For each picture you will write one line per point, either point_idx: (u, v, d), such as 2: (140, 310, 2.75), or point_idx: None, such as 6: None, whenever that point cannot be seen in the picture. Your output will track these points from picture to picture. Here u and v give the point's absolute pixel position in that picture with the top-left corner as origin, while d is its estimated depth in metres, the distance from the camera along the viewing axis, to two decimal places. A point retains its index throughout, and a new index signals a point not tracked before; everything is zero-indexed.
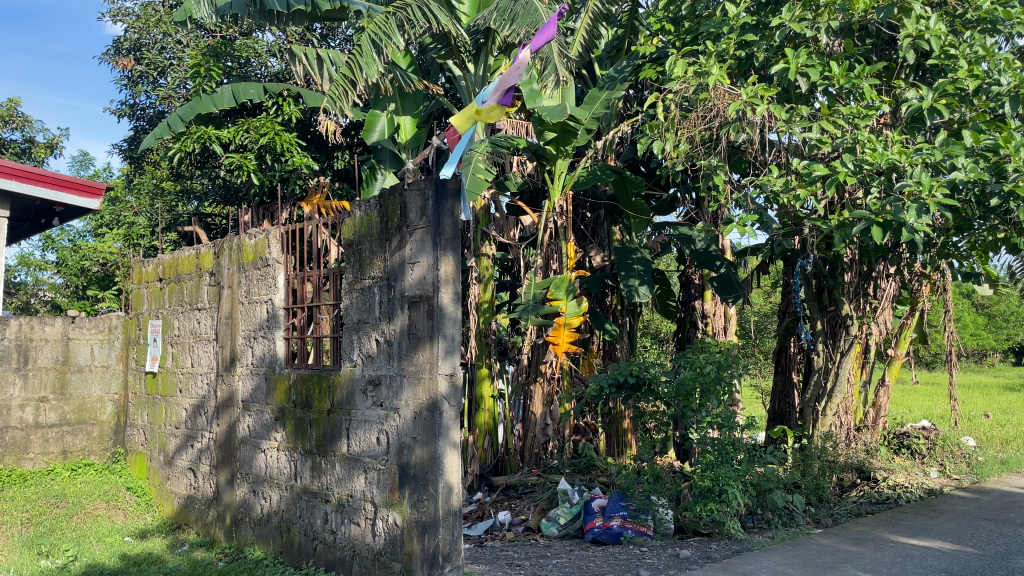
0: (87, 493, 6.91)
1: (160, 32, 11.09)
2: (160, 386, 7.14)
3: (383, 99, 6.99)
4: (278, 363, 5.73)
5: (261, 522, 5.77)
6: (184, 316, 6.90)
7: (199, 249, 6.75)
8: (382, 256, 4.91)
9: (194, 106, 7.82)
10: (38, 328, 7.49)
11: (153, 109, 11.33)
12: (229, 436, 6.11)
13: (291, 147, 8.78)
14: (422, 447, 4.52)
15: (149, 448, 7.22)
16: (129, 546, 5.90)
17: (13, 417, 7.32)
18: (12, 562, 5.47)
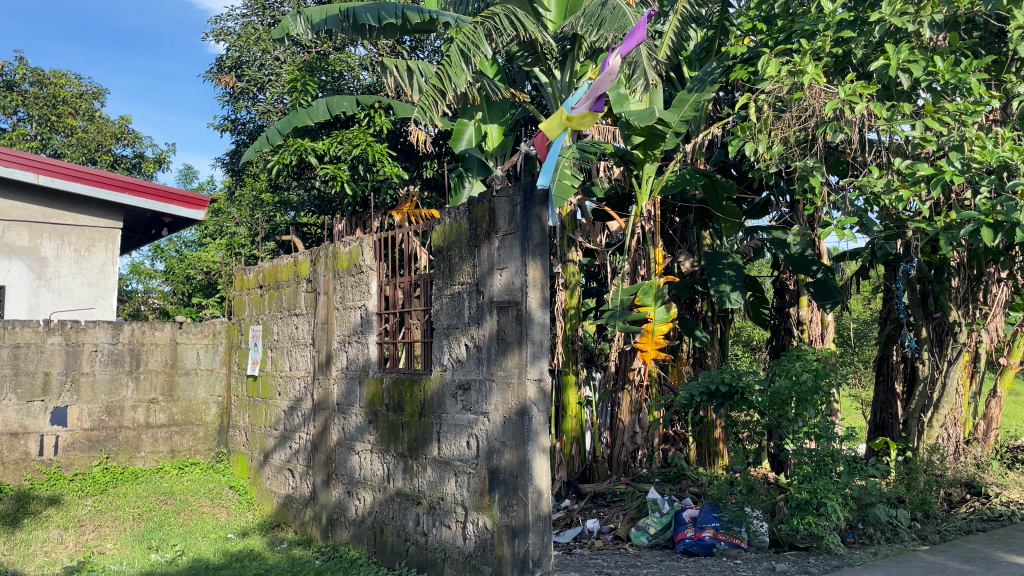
0: (193, 491, 7.27)
1: (260, 49, 11.60)
2: (261, 389, 7.42)
3: (471, 108, 7.09)
4: (371, 367, 5.87)
5: (356, 523, 5.90)
6: (283, 321, 7.15)
7: (297, 257, 6.99)
8: (471, 262, 4.97)
9: (291, 120, 8.10)
10: (149, 333, 7.84)
11: (252, 123, 11.83)
12: (325, 438, 6.29)
13: (382, 157, 9.02)
14: (512, 451, 4.53)
15: (250, 448, 7.51)
16: (232, 543, 6.15)
17: (126, 417, 7.69)
18: (125, 555, 5.77)
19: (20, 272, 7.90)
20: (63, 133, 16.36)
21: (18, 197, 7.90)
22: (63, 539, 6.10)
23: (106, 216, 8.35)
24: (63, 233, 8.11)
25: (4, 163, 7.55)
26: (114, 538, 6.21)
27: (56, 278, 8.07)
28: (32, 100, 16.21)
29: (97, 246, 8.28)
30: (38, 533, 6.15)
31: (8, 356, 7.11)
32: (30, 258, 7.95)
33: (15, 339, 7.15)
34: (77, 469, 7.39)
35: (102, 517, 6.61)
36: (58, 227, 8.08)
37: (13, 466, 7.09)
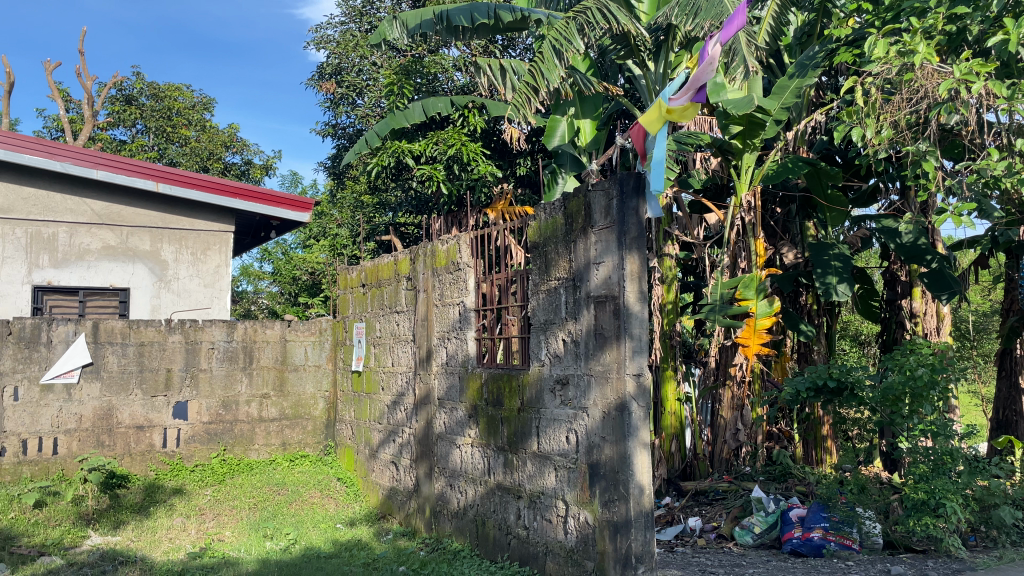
0: (304, 482, 7.58)
1: (358, 55, 11.97)
2: (365, 384, 7.65)
3: (564, 104, 7.01)
4: (471, 363, 5.96)
5: (458, 515, 6.01)
6: (385, 318, 7.35)
7: (397, 256, 7.16)
8: (567, 257, 4.97)
9: (389, 122, 8.29)
10: (261, 331, 8.20)
11: (352, 127, 12.20)
12: (427, 431, 6.43)
13: (476, 156, 9.20)
14: (612, 446, 4.51)
15: (356, 442, 7.76)
16: (341, 533, 6.38)
17: (241, 411, 8.07)
18: (242, 542, 6.07)
19: (143, 275, 8.38)
20: (178, 143, 17.32)
21: (140, 205, 8.41)
22: (186, 526, 6.47)
23: (219, 220, 8.80)
24: (181, 238, 8.59)
25: (127, 173, 8.07)
26: (231, 526, 6.54)
27: (176, 279, 8.54)
28: (150, 113, 17.23)
29: (212, 249, 8.75)
30: (163, 521, 6.54)
31: (134, 355, 7.59)
32: (152, 262, 8.43)
33: (140, 338, 7.61)
34: (197, 460, 7.81)
35: (220, 506, 6.97)
36: (177, 232, 8.57)
37: (140, 457, 7.55)
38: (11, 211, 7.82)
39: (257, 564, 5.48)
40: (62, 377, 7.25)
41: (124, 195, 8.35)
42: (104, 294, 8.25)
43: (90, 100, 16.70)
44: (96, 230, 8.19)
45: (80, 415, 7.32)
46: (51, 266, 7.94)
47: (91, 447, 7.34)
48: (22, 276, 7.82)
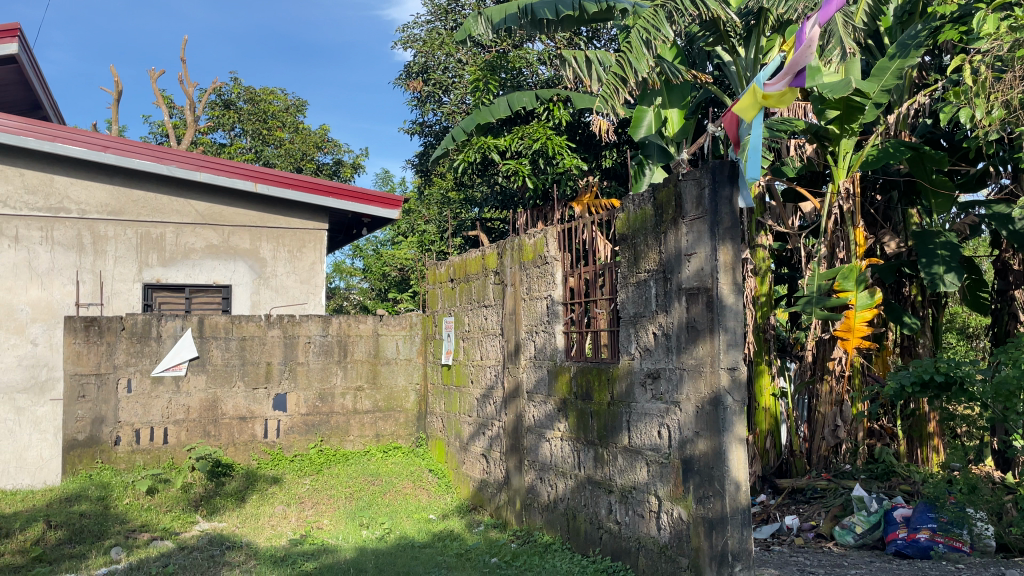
0: (397, 473, 7.75)
1: (444, 53, 12.12)
2: (455, 377, 7.75)
3: (650, 95, 6.92)
4: (559, 357, 5.95)
5: (549, 508, 6.01)
6: (473, 312, 7.43)
7: (484, 250, 7.22)
8: (657, 248, 4.89)
9: (475, 118, 8.35)
10: (354, 325, 8.41)
11: (438, 125, 12.38)
12: (516, 424, 6.46)
13: (561, 149, 9.18)
14: (706, 441, 4.42)
15: (447, 434, 7.88)
16: (434, 524, 6.49)
17: (337, 404, 8.30)
18: (340, 530, 6.26)
19: (243, 272, 8.73)
20: (273, 145, 17.94)
21: (239, 205, 8.76)
22: (287, 514, 6.71)
23: (313, 219, 9.08)
24: (278, 236, 8.90)
25: (228, 174, 8.45)
26: (330, 514, 6.74)
27: (274, 276, 8.87)
28: (247, 117, 17.97)
29: (307, 246, 9.03)
30: (266, 508, 6.81)
31: (236, 348, 7.91)
32: (251, 260, 8.77)
33: (242, 333, 7.92)
34: (296, 451, 8.08)
35: (319, 494, 7.20)
36: (274, 230, 8.88)
37: (243, 447, 7.88)
38: (122, 212, 8.23)
39: (355, 552, 5.63)
40: (171, 370, 7.65)
41: (225, 196, 8.72)
42: (208, 291, 8.63)
43: (192, 105, 17.52)
44: (199, 229, 8.58)
45: (188, 406, 7.70)
46: (159, 265, 8.36)
47: (198, 437, 7.72)
48: (133, 274, 8.23)
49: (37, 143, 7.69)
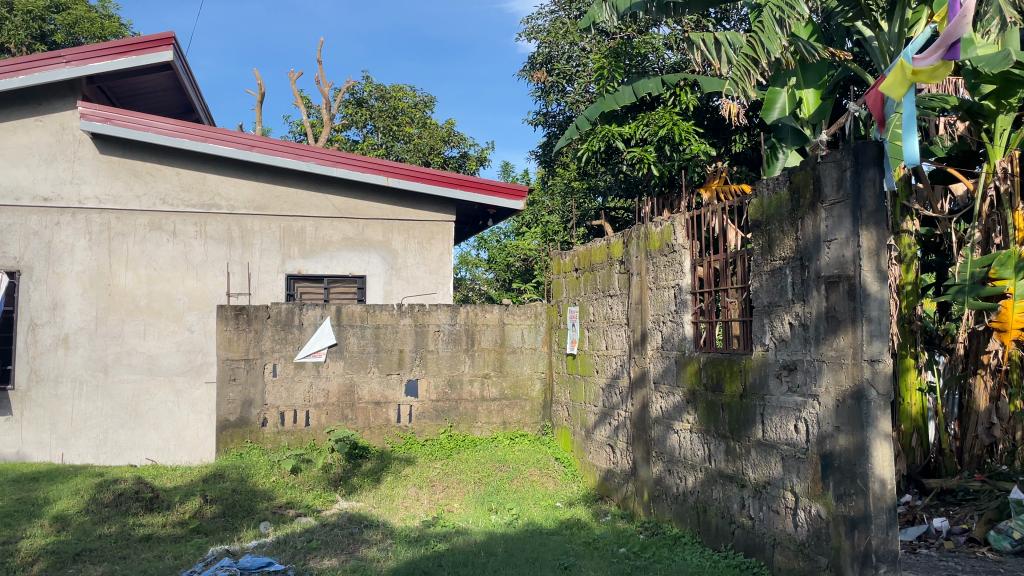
0: (524, 460, 7.87)
1: (568, 42, 12.12)
2: (580, 367, 7.76)
3: (783, 75, 6.51)
4: (688, 347, 5.82)
5: (678, 500, 5.91)
6: (598, 302, 7.40)
7: (609, 239, 7.18)
8: (793, 235, 4.71)
9: (599, 106, 8.29)
10: (481, 314, 8.56)
11: (562, 115, 12.38)
12: (643, 414, 6.39)
13: (688, 135, 8.97)
14: (847, 435, 4.22)
15: (573, 423, 7.90)
16: (561, 512, 6.55)
17: (465, 390, 8.49)
18: (470, 514, 6.43)
19: (377, 263, 9.08)
20: (403, 140, 18.49)
21: (372, 199, 9.09)
22: (419, 496, 6.95)
23: (442, 211, 9.30)
24: (408, 228, 9.19)
25: (362, 169, 8.75)
26: (459, 498, 6.94)
27: (405, 267, 9.16)
28: (378, 114, 18.68)
29: (436, 238, 9.26)
30: (399, 490, 7.08)
31: (371, 336, 8.24)
32: (384, 251, 9.10)
33: (376, 321, 8.24)
34: (427, 435, 8.34)
35: (449, 478, 7.40)
36: (405, 223, 9.17)
37: (378, 430, 8.21)
38: (266, 207, 8.73)
39: (484, 536, 5.76)
40: (312, 356, 8.06)
41: (359, 190, 9.06)
42: (345, 281, 9.03)
43: (327, 105, 18.35)
44: (336, 223, 8.97)
45: (327, 391, 8.10)
46: (300, 256, 8.81)
47: (337, 420, 8.11)
48: (277, 266, 8.73)
49: (190, 144, 8.29)
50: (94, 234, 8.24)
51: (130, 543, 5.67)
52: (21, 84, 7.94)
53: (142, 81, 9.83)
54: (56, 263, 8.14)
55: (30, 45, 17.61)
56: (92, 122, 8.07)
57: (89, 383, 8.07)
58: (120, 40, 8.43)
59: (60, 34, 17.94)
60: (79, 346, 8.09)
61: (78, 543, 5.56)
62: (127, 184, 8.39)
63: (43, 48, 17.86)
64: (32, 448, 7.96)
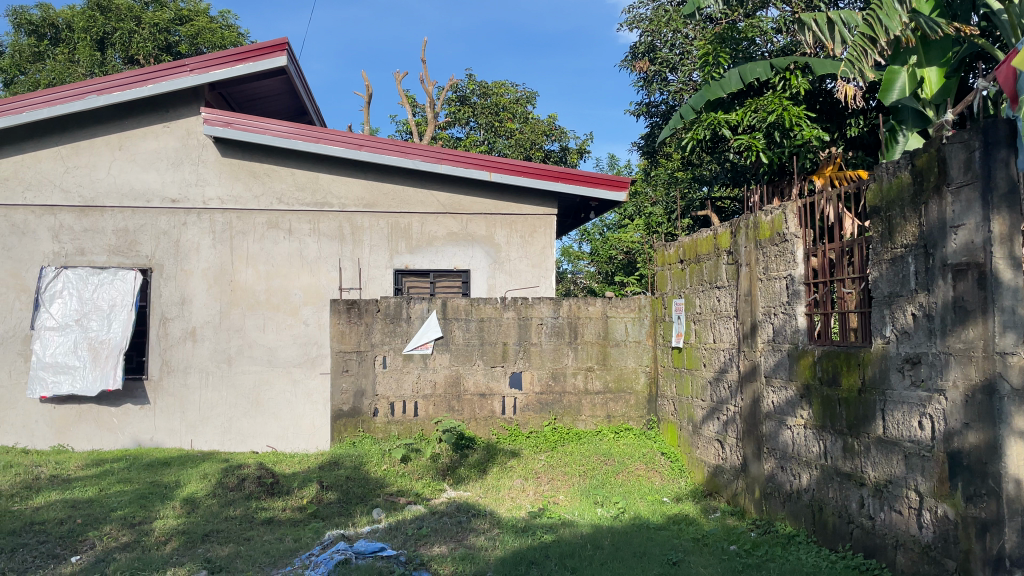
0: (629, 455, 7.82)
1: (671, 30, 11.95)
2: (687, 360, 7.63)
3: (904, 53, 6.25)
4: (801, 340, 5.62)
5: (792, 498, 5.72)
6: (705, 294, 7.24)
7: (717, 229, 7.01)
8: (916, 220, 4.47)
9: (704, 94, 8.11)
10: (584, 307, 8.53)
11: (665, 104, 12.16)
12: (754, 409, 6.22)
13: (800, 120, 8.62)
14: (977, 433, 3.98)
15: (679, 418, 7.78)
16: (668, 507, 6.47)
17: (569, 383, 8.48)
18: (576, 507, 6.44)
19: (480, 257, 9.20)
20: (505, 135, 18.67)
21: (475, 194, 9.20)
22: (525, 487, 7.02)
23: (545, 204, 9.33)
24: (511, 222, 9.27)
25: (466, 165, 8.86)
26: (565, 491, 6.97)
27: (508, 261, 9.25)
28: (481, 111, 18.93)
29: (538, 232, 9.29)
30: (505, 480, 7.17)
31: (476, 329, 8.36)
32: (488, 245, 9.21)
33: (480, 315, 8.35)
34: (532, 427, 8.40)
35: (554, 471, 7.44)
36: (508, 217, 9.25)
37: (483, 421, 8.34)
38: (375, 205, 8.99)
39: (591, 528, 5.76)
40: (420, 348, 8.26)
41: (462, 185, 9.19)
42: (450, 275, 9.19)
43: (431, 103, 18.74)
44: (441, 218, 9.14)
45: (435, 382, 8.29)
46: (407, 252, 9.04)
47: (444, 411, 8.29)
48: (386, 261, 8.99)
49: (304, 145, 8.63)
50: (217, 233, 8.72)
51: (253, 525, 5.98)
52: (150, 92, 8.50)
53: (258, 86, 10.31)
54: (183, 261, 8.66)
55: (157, 56, 18.81)
56: (214, 126, 8.55)
57: (214, 373, 8.56)
58: (239, 48, 8.87)
59: (184, 45, 18.96)
60: (205, 339, 8.58)
61: (207, 524, 5.91)
62: (246, 185, 8.83)
63: (169, 59, 18.98)
64: (164, 434, 8.49)
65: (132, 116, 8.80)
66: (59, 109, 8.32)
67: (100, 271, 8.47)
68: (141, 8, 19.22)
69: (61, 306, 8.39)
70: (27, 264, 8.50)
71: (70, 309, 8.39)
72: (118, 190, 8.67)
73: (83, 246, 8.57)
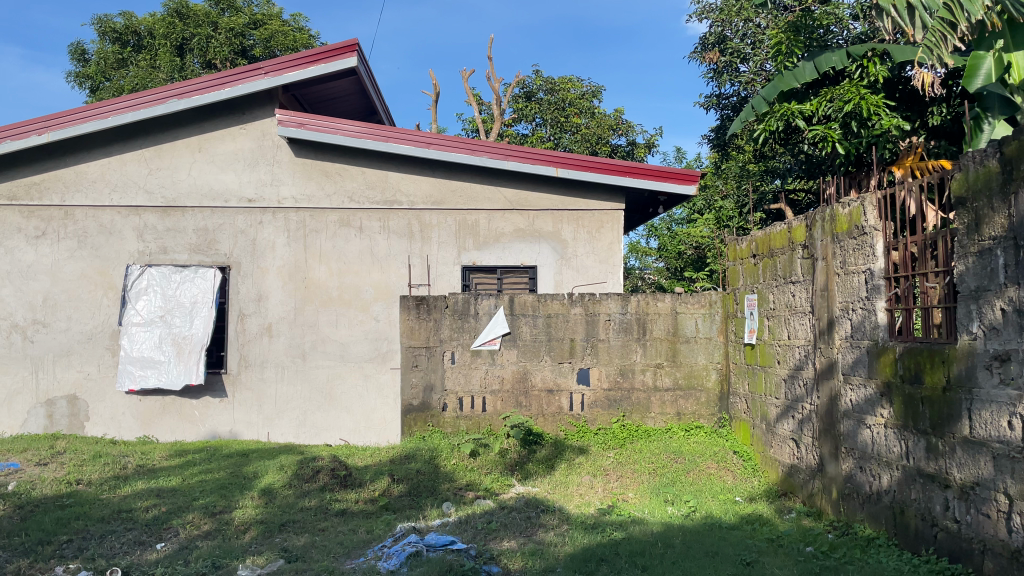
0: (700, 453, 7.71)
1: (742, 19, 11.72)
2: (760, 357, 7.47)
3: (988, 38, 6.03)
4: (881, 336, 5.44)
5: (871, 500, 5.54)
6: (779, 289, 7.06)
7: (791, 223, 6.84)
8: (1005, 212, 4.26)
9: (776, 85, 7.93)
10: (653, 303, 8.44)
11: (736, 95, 11.93)
12: (831, 407, 6.05)
13: (878, 109, 8.35)
14: None
15: (752, 416, 7.62)
16: (741, 507, 6.35)
17: (637, 380, 8.41)
18: (646, 504, 6.39)
19: (547, 253, 9.19)
20: (571, 131, 18.63)
21: (542, 190, 9.20)
22: (594, 484, 7.00)
23: (612, 199, 9.26)
24: (578, 218, 9.23)
25: (532, 161, 8.87)
26: (634, 488, 6.92)
27: (575, 257, 9.22)
28: (547, 106, 18.92)
29: (605, 227, 9.23)
30: (574, 477, 7.17)
31: (543, 325, 8.36)
32: (555, 241, 9.20)
33: (548, 311, 8.35)
34: (600, 424, 8.37)
35: (624, 468, 7.39)
36: (575, 212, 9.22)
37: (551, 418, 8.35)
38: (443, 202, 9.09)
39: (661, 526, 5.70)
40: (488, 344, 8.31)
41: (530, 181, 9.20)
42: (517, 271, 9.22)
43: (498, 100, 18.83)
44: (508, 215, 9.17)
45: (502, 377, 8.33)
46: (475, 248, 9.11)
47: (512, 406, 8.33)
48: (453, 257, 9.08)
49: (374, 144, 8.77)
50: (291, 231, 8.95)
51: (327, 516, 6.12)
52: (227, 95, 8.77)
53: (330, 87, 10.52)
54: (259, 259, 8.92)
55: (234, 60, 19.44)
56: (288, 128, 8.77)
57: (289, 367, 8.80)
58: (311, 50, 9.08)
59: (259, 49, 19.54)
60: (280, 335, 8.83)
61: (283, 515, 6.08)
62: (319, 184, 9.04)
63: (244, 63, 19.57)
64: (242, 427, 8.77)
65: (210, 119, 9.09)
66: (142, 113, 8.68)
67: (182, 269, 8.80)
68: (218, 14, 19.88)
69: (145, 303, 8.75)
70: (114, 263, 8.88)
71: (154, 306, 8.74)
72: (197, 191, 8.99)
73: (165, 245, 8.92)
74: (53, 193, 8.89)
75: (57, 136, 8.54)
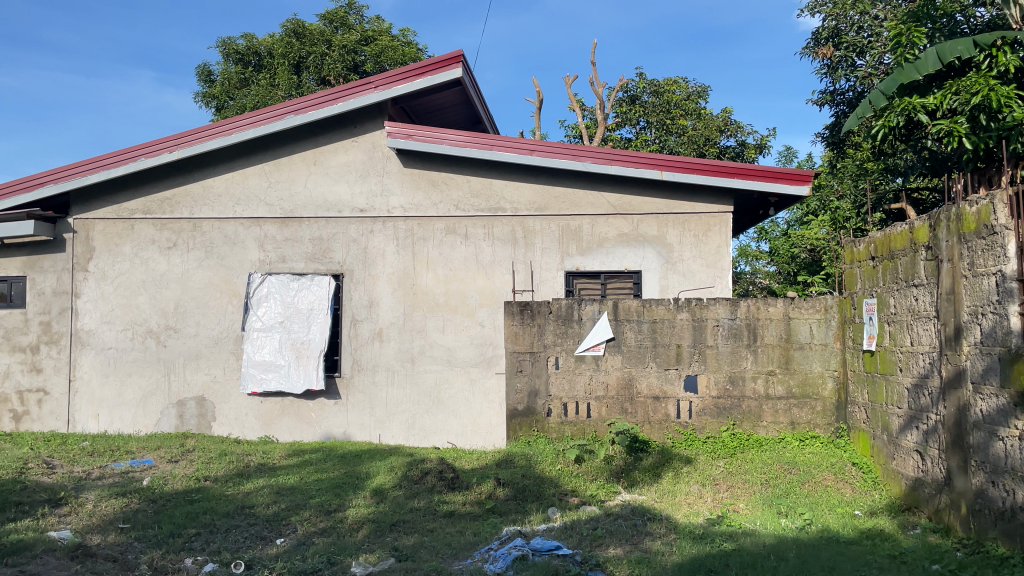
0: (816, 464, 7.42)
1: (857, 12, 11.26)
2: (880, 365, 7.13)
3: None
4: (1015, 343, 5.06)
5: (1005, 517, 5.16)
6: (901, 293, 6.71)
7: (913, 223, 6.50)
8: None
9: (897, 78, 7.56)
10: (764, 308, 8.19)
11: (852, 91, 11.44)
12: (960, 418, 5.70)
13: (1010, 100, 7.80)
14: None
15: (873, 426, 7.26)
16: (861, 521, 6.07)
17: (748, 388, 8.17)
18: (758, 516, 6.19)
19: (652, 258, 9.08)
20: (677, 133, 18.34)
21: (646, 194, 9.09)
22: (703, 494, 6.84)
23: (718, 202, 9.05)
24: (684, 221, 9.07)
25: (637, 165, 8.77)
26: (746, 499, 6.72)
27: (681, 261, 9.06)
28: (652, 109, 18.69)
29: (713, 230, 9.04)
30: (682, 486, 7.03)
31: (648, 331, 8.25)
32: (660, 245, 9.07)
33: (653, 316, 8.24)
34: (709, 432, 8.18)
35: (734, 478, 7.18)
36: (680, 216, 9.06)
37: (658, 425, 8.23)
38: (547, 208, 9.13)
39: (774, 538, 5.51)
40: (592, 349, 8.28)
41: (634, 185, 9.11)
42: (622, 276, 9.15)
43: (601, 105, 18.76)
44: (613, 219, 9.12)
45: (607, 383, 8.28)
46: (578, 253, 9.10)
47: (617, 413, 8.26)
48: (557, 263, 9.11)
49: (478, 153, 8.91)
50: (401, 239, 9.22)
51: (436, 517, 6.26)
52: (339, 110, 9.13)
53: (437, 98, 10.79)
54: (371, 266, 9.23)
55: (346, 77, 20.24)
56: (397, 139, 9.04)
57: (399, 371, 9.05)
58: (418, 63, 9.31)
59: (370, 64, 20.26)
60: (391, 339, 9.10)
61: (394, 515, 6.25)
62: (427, 194, 9.27)
63: (357, 78, 20.38)
64: (355, 428, 9.07)
65: (325, 132, 9.49)
66: (262, 129, 9.15)
67: (299, 277, 9.22)
68: (332, 32, 20.74)
69: (266, 309, 9.22)
70: (238, 272, 9.40)
71: (274, 312, 9.19)
72: (313, 202, 9.40)
73: (284, 254, 9.37)
74: (183, 207, 9.50)
75: (186, 152, 9.13)
